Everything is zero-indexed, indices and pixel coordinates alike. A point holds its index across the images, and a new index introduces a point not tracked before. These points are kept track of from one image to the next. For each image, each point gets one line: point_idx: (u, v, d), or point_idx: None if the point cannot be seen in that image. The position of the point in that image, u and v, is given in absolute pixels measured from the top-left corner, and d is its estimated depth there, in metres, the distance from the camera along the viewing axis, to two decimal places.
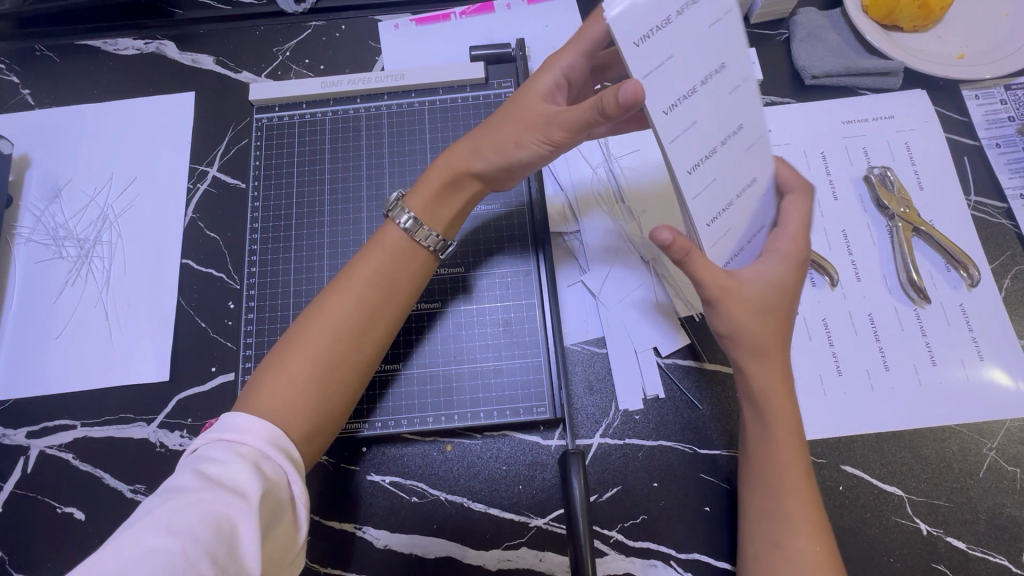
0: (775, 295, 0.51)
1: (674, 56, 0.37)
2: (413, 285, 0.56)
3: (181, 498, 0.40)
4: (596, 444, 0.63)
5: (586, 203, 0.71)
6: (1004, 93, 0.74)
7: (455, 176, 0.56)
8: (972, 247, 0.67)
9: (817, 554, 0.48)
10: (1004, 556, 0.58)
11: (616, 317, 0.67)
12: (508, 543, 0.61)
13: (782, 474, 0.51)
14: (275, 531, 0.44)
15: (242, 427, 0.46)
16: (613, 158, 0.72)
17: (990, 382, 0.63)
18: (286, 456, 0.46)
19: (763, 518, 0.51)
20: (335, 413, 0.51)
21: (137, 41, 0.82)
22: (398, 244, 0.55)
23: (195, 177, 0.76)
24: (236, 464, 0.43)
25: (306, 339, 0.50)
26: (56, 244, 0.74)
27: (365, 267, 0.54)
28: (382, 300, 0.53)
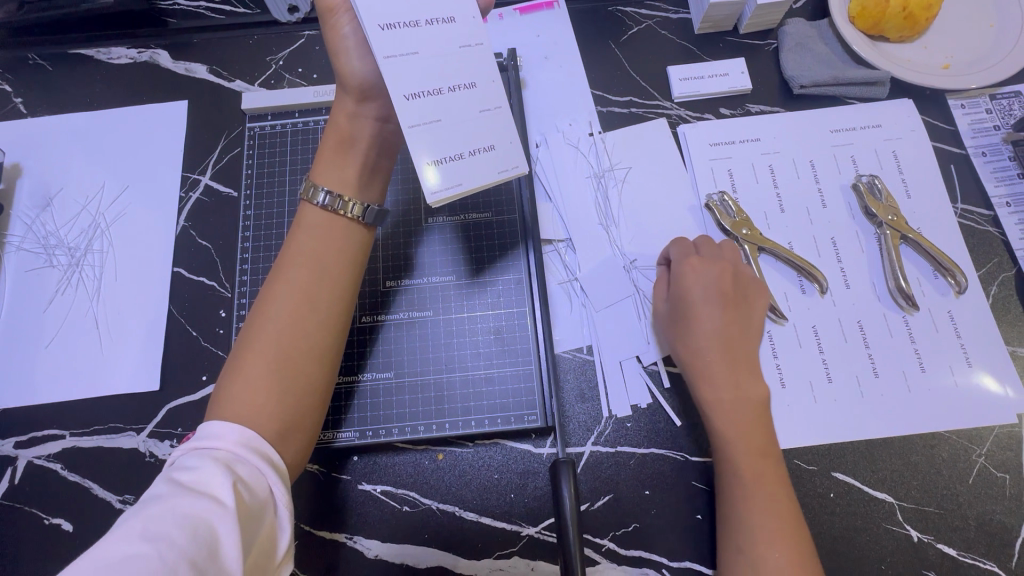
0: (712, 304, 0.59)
1: (419, 52, 0.48)
2: (350, 259, 0.55)
3: (159, 503, 0.40)
4: (588, 452, 0.63)
5: (578, 213, 0.71)
6: (990, 103, 0.75)
7: (347, 132, 0.54)
8: (958, 254, 0.68)
9: (783, 555, 0.50)
10: (994, 562, 0.58)
11: (605, 327, 0.67)
12: (500, 552, 0.61)
13: (752, 478, 0.54)
14: (258, 532, 0.43)
15: (215, 434, 0.46)
16: (604, 169, 0.73)
17: (978, 389, 0.63)
18: (263, 458, 0.46)
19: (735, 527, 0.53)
20: (308, 402, 0.51)
21: (130, 50, 0.82)
22: (313, 221, 0.54)
23: (187, 186, 0.76)
24: (209, 468, 0.43)
25: (259, 338, 0.50)
26: (47, 252, 0.73)
27: (292, 252, 0.53)
28: (319, 277, 0.53)
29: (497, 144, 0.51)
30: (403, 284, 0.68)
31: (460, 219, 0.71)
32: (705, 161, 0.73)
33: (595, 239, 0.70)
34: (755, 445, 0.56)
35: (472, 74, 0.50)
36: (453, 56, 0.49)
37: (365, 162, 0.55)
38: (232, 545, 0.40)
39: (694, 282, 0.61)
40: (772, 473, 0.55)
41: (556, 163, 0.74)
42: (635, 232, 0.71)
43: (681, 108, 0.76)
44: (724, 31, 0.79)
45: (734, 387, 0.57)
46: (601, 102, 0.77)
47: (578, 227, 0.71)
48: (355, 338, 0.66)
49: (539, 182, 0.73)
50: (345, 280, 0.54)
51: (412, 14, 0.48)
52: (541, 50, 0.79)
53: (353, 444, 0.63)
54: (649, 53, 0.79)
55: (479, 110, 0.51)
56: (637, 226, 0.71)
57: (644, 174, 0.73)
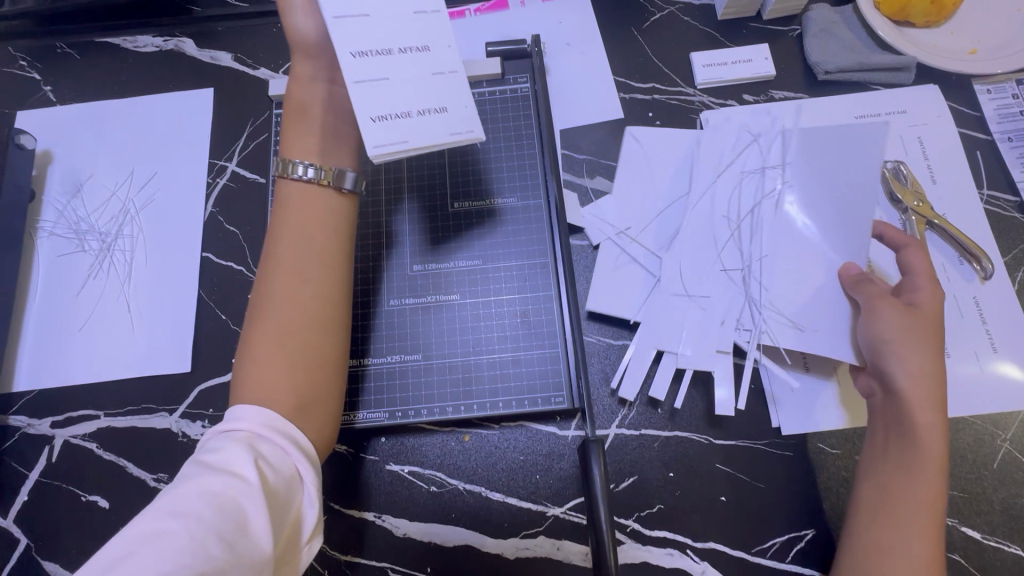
0: (931, 321, 0.57)
1: (370, 15, 0.47)
2: (338, 229, 0.55)
3: (190, 482, 0.42)
4: (613, 434, 0.64)
5: (701, 207, 0.70)
6: (1016, 88, 0.74)
7: (301, 98, 0.55)
8: (984, 240, 0.68)
9: None
10: (1019, 545, 0.59)
11: (691, 323, 0.65)
12: (526, 532, 0.62)
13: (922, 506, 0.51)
14: (287, 509, 0.45)
15: (237, 416, 0.47)
16: (756, 165, 0.70)
17: (1002, 377, 0.63)
18: (288, 439, 0.47)
19: (879, 551, 0.51)
20: (322, 377, 0.52)
21: (156, 39, 0.83)
22: (297, 197, 0.55)
23: (214, 172, 0.77)
24: (231, 448, 0.44)
25: (261, 321, 0.51)
26: (79, 238, 0.75)
27: (281, 232, 0.54)
28: (308, 251, 0.53)
29: (451, 109, 0.50)
30: (392, 263, 0.68)
31: (489, 204, 0.69)
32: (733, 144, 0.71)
33: (706, 237, 0.68)
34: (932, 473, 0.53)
35: (425, 38, 0.49)
36: (405, 20, 0.48)
37: (326, 127, 0.56)
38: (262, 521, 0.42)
39: (933, 298, 0.58)
40: (939, 511, 0.51)
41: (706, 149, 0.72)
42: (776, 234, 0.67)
43: (704, 94, 0.76)
44: (746, 17, 0.79)
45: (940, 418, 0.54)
46: (624, 88, 0.77)
47: (692, 221, 0.69)
48: (369, 322, 0.66)
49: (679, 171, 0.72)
50: (340, 258, 0.55)
51: None
52: (562, 37, 0.79)
53: (374, 424, 0.63)
54: (670, 39, 0.79)
55: (433, 74, 0.49)
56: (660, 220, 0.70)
57: (814, 175, 0.67)
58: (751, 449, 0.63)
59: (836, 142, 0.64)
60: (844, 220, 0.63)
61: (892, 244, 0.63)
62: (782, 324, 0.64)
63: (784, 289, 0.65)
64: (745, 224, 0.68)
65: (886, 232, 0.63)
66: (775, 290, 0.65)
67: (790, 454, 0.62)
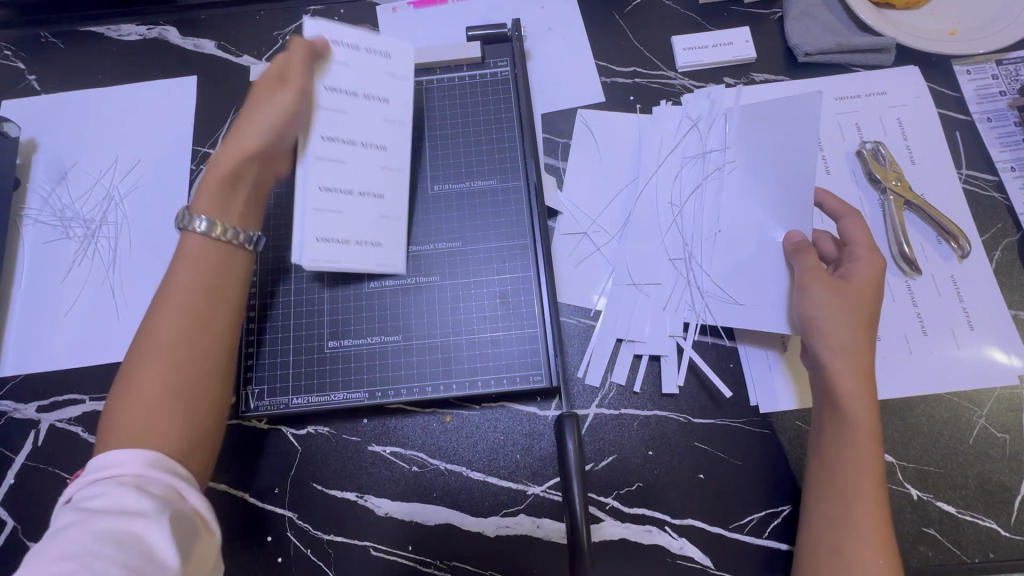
0: (863, 291, 0.58)
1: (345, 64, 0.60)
2: (239, 280, 0.56)
3: (76, 521, 0.41)
4: (592, 414, 0.64)
5: (649, 190, 0.70)
6: (996, 68, 0.74)
7: (229, 169, 0.57)
8: (962, 219, 0.68)
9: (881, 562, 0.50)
10: (993, 520, 0.59)
11: (643, 306, 0.67)
12: (506, 510, 0.62)
13: (856, 476, 0.53)
14: (195, 534, 0.44)
15: (117, 460, 0.45)
16: (697, 146, 0.71)
17: (982, 356, 0.64)
18: (172, 473, 0.46)
19: (829, 531, 0.53)
20: (202, 426, 0.50)
21: (140, 27, 0.83)
22: (198, 249, 0.55)
23: (198, 159, 0.77)
24: (119, 490, 0.43)
25: (144, 370, 0.50)
26: (63, 226, 0.75)
27: (175, 282, 0.53)
28: (205, 301, 0.53)
29: (388, 144, 0.60)
30: (298, 276, 0.67)
31: (468, 188, 0.69)
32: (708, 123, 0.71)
33: (653, 222, 0.69)
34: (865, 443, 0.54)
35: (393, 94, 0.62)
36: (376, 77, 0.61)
37: (249, 199, 0.59)
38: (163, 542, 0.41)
39: (870, 269, 0.58)
40: (878, 476, 0.53)
41: (651, 134, 0.73)
42: (716, 213, 0.68)
43: (685, 78, 0.76)
44: (728, 1, 0.79)
45: (868, 385, 0.55)
46: (605, 73, 0.77)
47: (641, 205, 0.70)
48: (319, 310, 0.67)
49: (624, 155, 0.73)
50: (232, 307, 0.55)
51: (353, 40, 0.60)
52: (544, 22, 0.79)
53: (310, 407, 0.64)
54: (652, 24, 0.79)
55: (386, 118, 0.61)
56: (641, 201, 0.70)
57: (754, 153, 0.67)
58: (729, 427, 0.63)
59: (780, 118, 0.65)
60: (786, 191, 0.64)
61: (835, 212, 0.64)
62: (724, 303, 0.64)
63: (725, 268, 0.66)
64: (689, 206, 0.69)
65: (830, 203, 0.65)
66: (718, 269, 0.66)
67: (768, 432, 0.63)
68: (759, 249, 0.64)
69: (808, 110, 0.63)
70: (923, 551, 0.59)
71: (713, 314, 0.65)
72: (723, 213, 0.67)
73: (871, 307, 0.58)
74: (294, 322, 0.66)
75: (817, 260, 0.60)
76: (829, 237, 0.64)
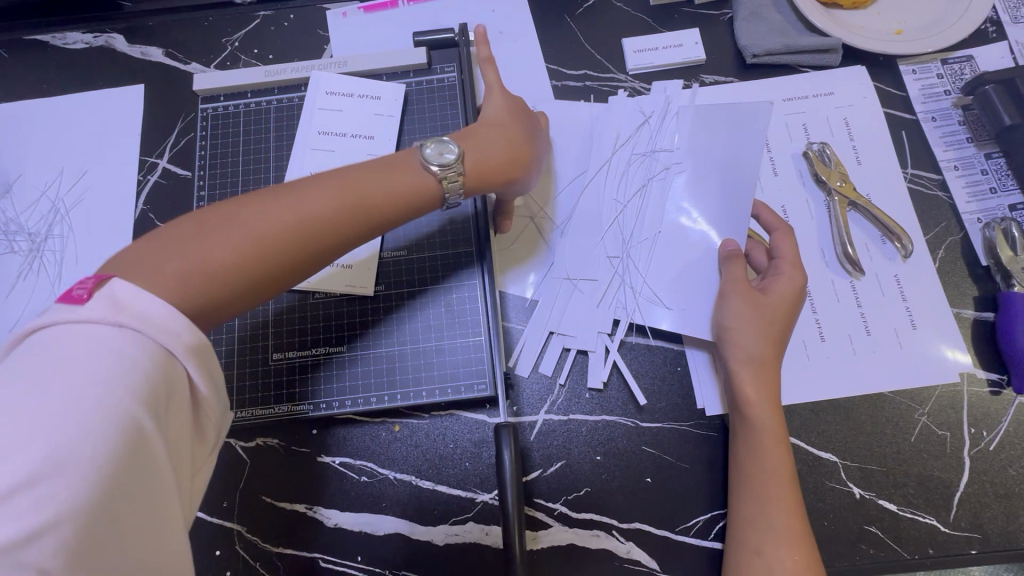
0: (777, 305, 0.59)
1: (343, 111, 0.69)
2: (379, 206, 0.52)
3: (42, 409, 0.34)
4: (541, 420, 0.64)
5: (592, 187, 0.70)
6: (941, 67, 0.75)
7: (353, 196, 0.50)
8: (906, 218, 0.69)
9: (795, 561, 0.51)
10: (933, 516, 0.60)
11: (576, 304, 0.67)
12: (455, 518, 0.62)
13: (765, 476, 0.54)
14: (184, 416, 0.39)
15: (145, 314, 0.39)
16: (646, 148, 0.71)
17: (927, 354, 0.64)
18: (195, 358, 0.40)
19: (748, 526, 0.54)
20: (223, 308, 0.45)
21: (86, 35, 0.82)
22: (402, 179, 0.53)
23: (145, 170, 0.76)
24: (123, 358, 0.37)
25: (263, 211, 0.47)
26: (8, 239, 0.74)
27: (363, 181, 0.51)
28: (336, 200, 0.49)
29: None
30: None
31: None
32: (646, 124, 0.71)
33: (594, 219, 0.69)
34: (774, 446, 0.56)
35: (374, 130, 0.69)
36: (366, 118, 0.69)
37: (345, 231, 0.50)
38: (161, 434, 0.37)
39: (787, 285, 0.60)
40: (788, 480, 0.54)
41: (602, 131, 0.72)
42: (659, 215, 0.68)
43: (636, 81, 0.76)
44: (679, 3, 0.79)
45: (774, 395, 0.57)
46: (556, 76, 0.77)
47: (583, 201, 0.70)
48: (265, 320, 0.66)
49: (571, 153, 0.72)
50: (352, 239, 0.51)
51: (349, 88, 0.70)
52: (495, 25, 0.79)
53: (256, 420, 0.64)
54: (603, 26, 0.79)
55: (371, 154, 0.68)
56: (586, 204, 0.70)
57: (702, 162, 0.68)
58: (676, 431, 0.63)
59: (727, 137, 0.68)
60: (723, 205, 0.66)
61: (768, 226, 0.65)
62: (653, 306, 0.66)
63: (660, 270, 0.67)
64: (632, 205, 0.69)
65: (763, 214, 0.65)
66: (651, 271, 0.67)
67: (714, 434, 0.63)
68: (699, 256, 0.66)
69: (755, 136, 0.67)
70: (865, 549, 0.59)
71: (643, 313, 0.65)
72: (665, 217, 0.68)
73: (785, 320, 0.59)
74: (238, 326, 0.66)
75: (742, 271, 0.61)
76: (760, 248, 0.65)
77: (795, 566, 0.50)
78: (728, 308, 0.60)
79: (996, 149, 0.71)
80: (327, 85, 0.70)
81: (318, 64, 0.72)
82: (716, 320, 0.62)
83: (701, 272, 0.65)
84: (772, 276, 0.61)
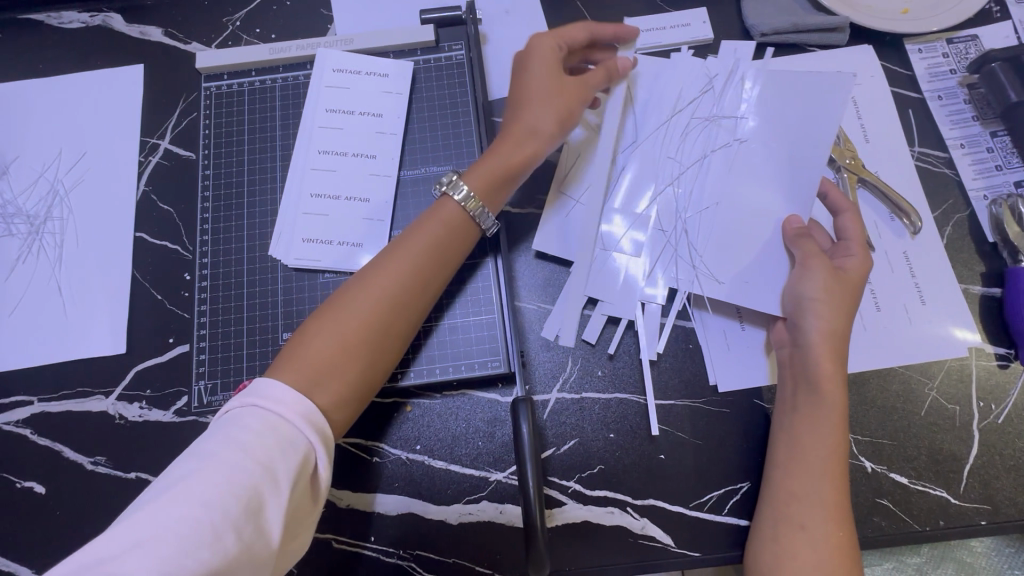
0: (851, 284, 0.59)
1: (350, 88, 0.68)
2: (445, 256, 0.56)
3: (194, 476, 0.39)
4: (554, 399, 0.64)
5: (648, 151, 0.69)
6: (946, 47, 0.75)
7: (420, 263, 0.54)
8: (914, 195, 0.69)
9: (840, 534, 0.52)
10: (943, 488, 0.61)
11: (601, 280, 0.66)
12: (468, 497, 0.62)
13: (821, 454, 0.54)
14: (302, 502, 0.43)
15: (278, 397, 0.44)
16: (705, 117, 0.68)
17: (934, 331, 0.65)
18: (317, 432, 0.44)
19: (793, 501, 0.54)
20: (349, 399, 0.49)
21: (82, 14, 0.80)
22: (455, 218, 0.57)
23: (146, 151, 0.75)
24: (268, 435, 0.42)
25: (342, 306, 0.51)
26: (6, 222, 0.72)
27: (416, 242, 0.55)
28: (395, 266, 0.54)
29: (378, 158, 0.67)
30: (253, 261, 0.66)
31: (423, 173, 0.68)
32: (697, 91, 0.69)
33: (643, 188, 0.68)
34: (836, 426, 0.55)
35: (382, 108, 0.68)
36: (375, 96, 0.68)
37: (422, 292, 0.54)
38: (276, 499, 0.40)
39: (858, 267, 0.59)
40: (842, 459, 0.54)
41: (657, 94, 0.70)
42: (717, 185, 0.67)
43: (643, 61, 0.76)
44: None
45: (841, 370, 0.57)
46: None
47: (639, 166, 0.69)
48: (275, 299, 0.65)
49: (632, 118, 0.70)
50: (427, 292, 0.55)
51: (356, 65, 0.69)
52: (501, 4, 0.78)
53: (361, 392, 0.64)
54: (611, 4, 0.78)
55: (378, 132, 0.68)
56: (641, 171, 0.68)
57: (769, 131, 0.66)
58: (688, 407, 0.64)
59: (801, 107, 0.66)
60: (790, 177, 0.65)
61: (834, 206, 0.64)
62: (703, 277, 0.65)
63: (709, 242, 0.66)
64: (690, 171, 0.68)
65: (830, 193, 0.64)
66: (708, 243, 0.65)
67: (725, 411, 0.63)
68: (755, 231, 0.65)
69: (824, 112, 0.65)
70: (877, 522, 0.60)
71: (700, 285, 0.65)
72: (718, 188, 0.67)
73: (856, 300, 0.59)
74: (248, 305, 0.65)
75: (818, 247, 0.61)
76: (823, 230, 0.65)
77: (838, 544, 0.51)
78: (803, 285, 0.59)
79: (1001, 128, 0.72)
80: (333, 60, 0.69)
81: (323, 41, 0.70)
82: (789, 294, 0.61)
83: (752, 247, 0.65)
84: (844, 257, 0.61)
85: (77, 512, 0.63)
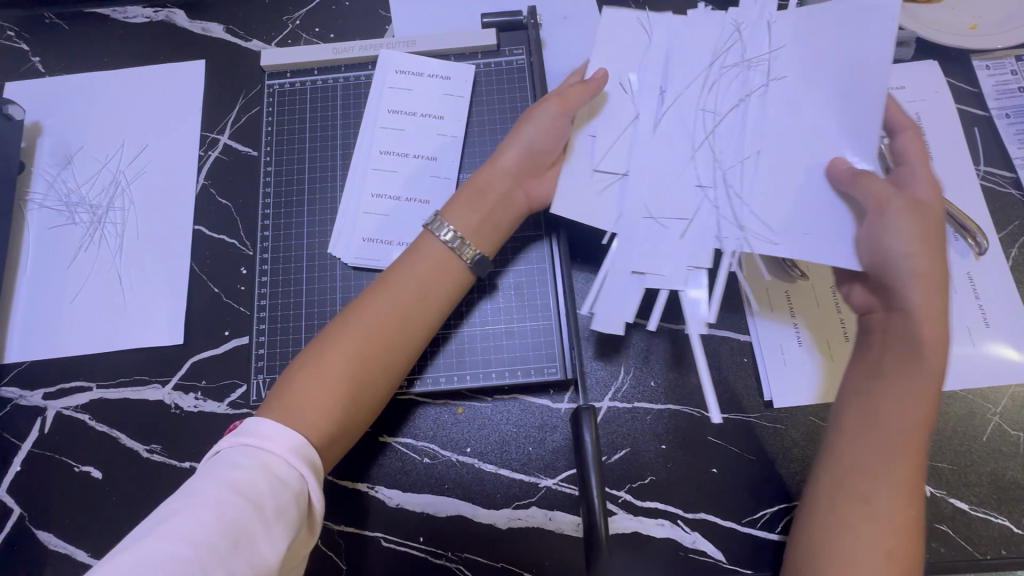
0: (926, 210, 0.48)
1: (412, 90, 0.69)
2: (428, 288, 0.55)
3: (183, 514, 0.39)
4: (606, 407, 0.64)
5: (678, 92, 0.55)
6: (1015, 64, 0.73)
7: (408, 299, 0.54)
8: (979, 215, 0.68)
9: (902, 513, 0.45)
10: (1006, 516, 0.59)
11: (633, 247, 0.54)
12: (518, 502, 0.62)
13: (893, 426, 0.47)
14: (299, 534, 0.44)
15: (267, 434, 0.45)
16: (740, 50, 0.55)
17: (998, 357, 0.63)
18: (307, 464, 0.45)
19: (852, 474, 0.47)
20: (338, 436, 0.50)
21: (146, 9, 0.81)
22: (433, 252, 0.57)
23: (206, 145, 0.76)
24: (256, 470, 0.42)
25: (327, 346, 0.51)
26: (69, 211, 0.74)
27: (400, 276, 0.55)
28: (378, 301, 0.54)
29: (438, 161, 0.67)
30: (312, 259, 0.67)
31: None
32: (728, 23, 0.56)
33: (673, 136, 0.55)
34: (920, 395, 0.47)
35: (444, 111, 0.69)
36: (437, 98, 0.69)
37: (408, 326, 0.54)
38: (266, 534, 0.40)
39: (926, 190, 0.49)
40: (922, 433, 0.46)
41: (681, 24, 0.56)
42: (760, 130, 0.53)
43: None
44: None
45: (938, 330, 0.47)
46: None
47: (664, 109, 0.55)
48: (332, 296, 0.66)
49: (657, 56, 0.56)
50: (413, 325, 0.54)
51: (418, 66, 0.70)
52: (560, 9, 0.78)
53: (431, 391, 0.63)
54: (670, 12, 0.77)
55: (439, 135, 0.68)
56: (671, 115, 0.55)
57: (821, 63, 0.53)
58: (742, 422, 0.63)
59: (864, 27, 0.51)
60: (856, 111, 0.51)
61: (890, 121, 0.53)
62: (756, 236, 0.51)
63: (760, 193, 0.52)
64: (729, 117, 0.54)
65: (888, 108, 0.53)
66: (758, 195, 0.52)
67: (780, 427, 0.63)
68: (804, 177, 0.51)
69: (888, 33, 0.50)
70: (936, 547, 0.59)
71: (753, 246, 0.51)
72: (764, 134, 0.53)
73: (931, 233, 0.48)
74: (306, 302, 0.66)
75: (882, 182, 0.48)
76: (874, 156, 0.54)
77: (903, 528, 0.44)
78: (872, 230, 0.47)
79: None
80: (395, 60, 0.70)
81: (386, 43, 0.71)
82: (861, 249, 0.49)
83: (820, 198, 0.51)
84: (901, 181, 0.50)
85: (132, 499, 0.64)
